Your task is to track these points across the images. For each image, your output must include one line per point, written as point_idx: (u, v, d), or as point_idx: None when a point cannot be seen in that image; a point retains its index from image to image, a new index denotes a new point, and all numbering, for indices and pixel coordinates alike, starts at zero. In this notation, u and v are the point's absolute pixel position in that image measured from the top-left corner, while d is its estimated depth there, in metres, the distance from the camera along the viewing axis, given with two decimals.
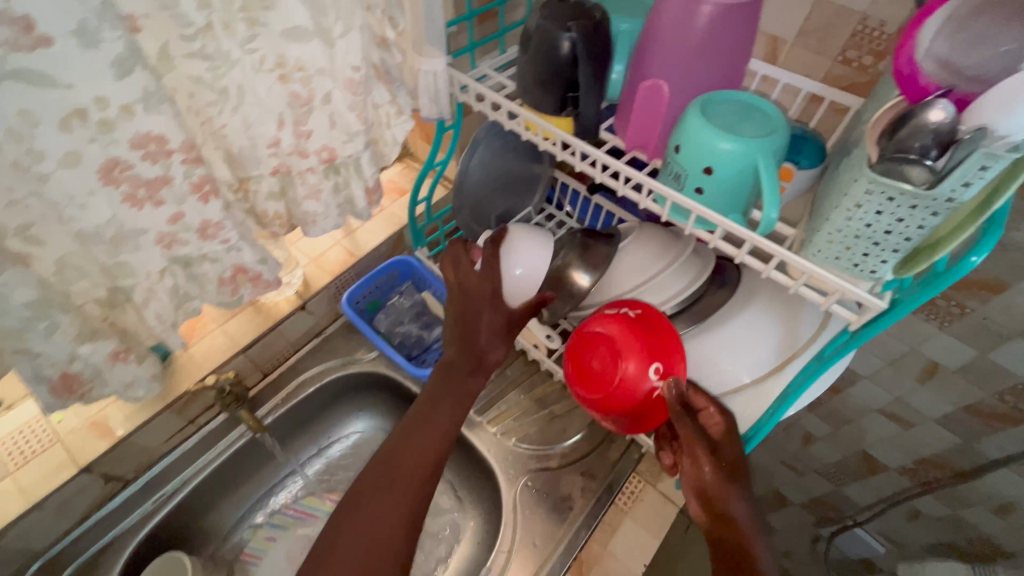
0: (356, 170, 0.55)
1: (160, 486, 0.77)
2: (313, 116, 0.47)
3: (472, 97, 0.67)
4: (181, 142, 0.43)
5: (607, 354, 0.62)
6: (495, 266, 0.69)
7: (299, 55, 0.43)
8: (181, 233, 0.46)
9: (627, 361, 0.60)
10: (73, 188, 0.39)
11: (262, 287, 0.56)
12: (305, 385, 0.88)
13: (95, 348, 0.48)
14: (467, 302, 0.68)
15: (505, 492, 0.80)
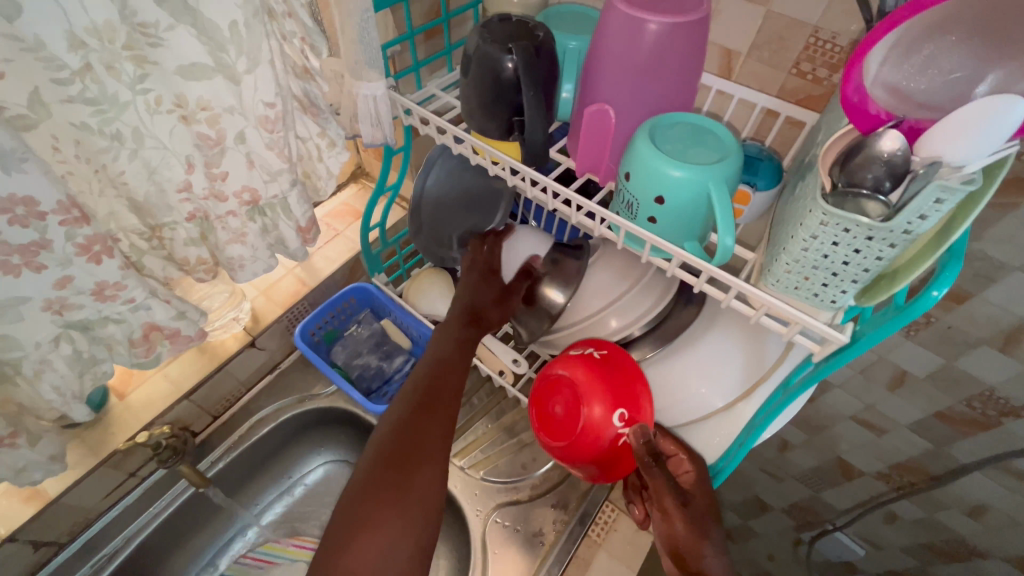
0: (283, 210, 0.56)
1: (100, 547, 0.71)
2: (226, 156, 0.48)
3: (417, 121, 0.63)
4: (55, 203, 0.42)
5: (571, 399, 0.62)
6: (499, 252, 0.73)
7: (200, 93, 0.44)
8: (73, 296, 0.46)
9: (592, 408, 0.59)
10: None
11: (181, 344, 0.57)
12: (258, 425, 0.83)
13: None
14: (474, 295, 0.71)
15: (474, 529, 0.77)
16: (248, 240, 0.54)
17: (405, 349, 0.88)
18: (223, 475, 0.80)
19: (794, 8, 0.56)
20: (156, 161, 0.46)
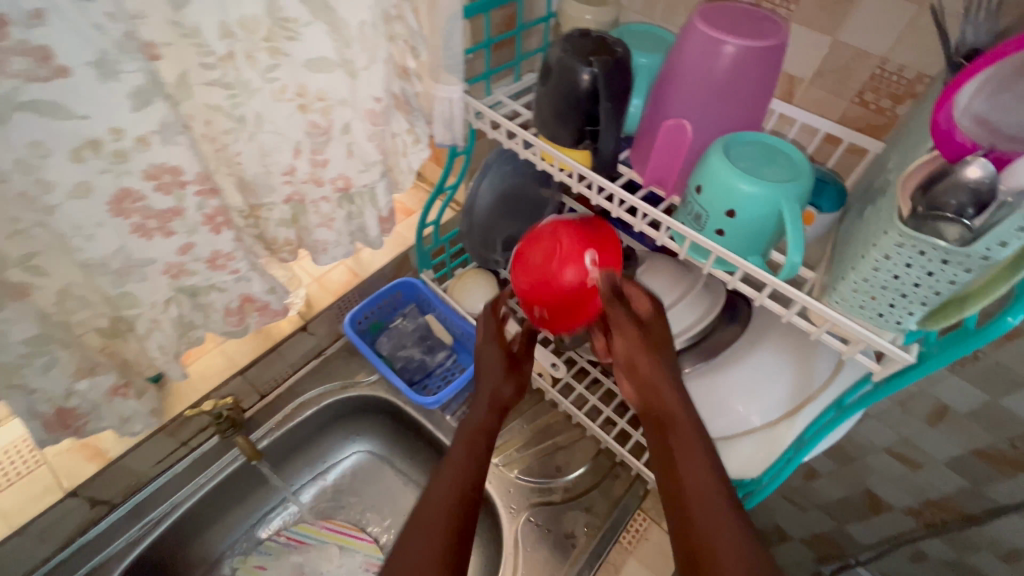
0: (370, 200, 0.53)
1: (149, 511, 0.74)
2: (330, 146, 0.46)
3: (486, 124, 0.67)
4: (196, 174, 0.41)
5: (544, 253, 0.58)
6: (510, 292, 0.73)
7: (321, 86, 0.42)
8: (190, 263, 0.44)
9: (565, 267, 0.56)
10: (82, 218, 0.37)
11: (270, 316, 0.52)
12: (302, 407, 0.85)
13: (92, 384, 0.45)
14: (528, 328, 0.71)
15: (507, 528, 0.77)
16: (336, 226, 0.52)
17: (447, 345, 0.90)
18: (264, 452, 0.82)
19: (861, 40, 0.58)
20: (270, 145, 0.43)
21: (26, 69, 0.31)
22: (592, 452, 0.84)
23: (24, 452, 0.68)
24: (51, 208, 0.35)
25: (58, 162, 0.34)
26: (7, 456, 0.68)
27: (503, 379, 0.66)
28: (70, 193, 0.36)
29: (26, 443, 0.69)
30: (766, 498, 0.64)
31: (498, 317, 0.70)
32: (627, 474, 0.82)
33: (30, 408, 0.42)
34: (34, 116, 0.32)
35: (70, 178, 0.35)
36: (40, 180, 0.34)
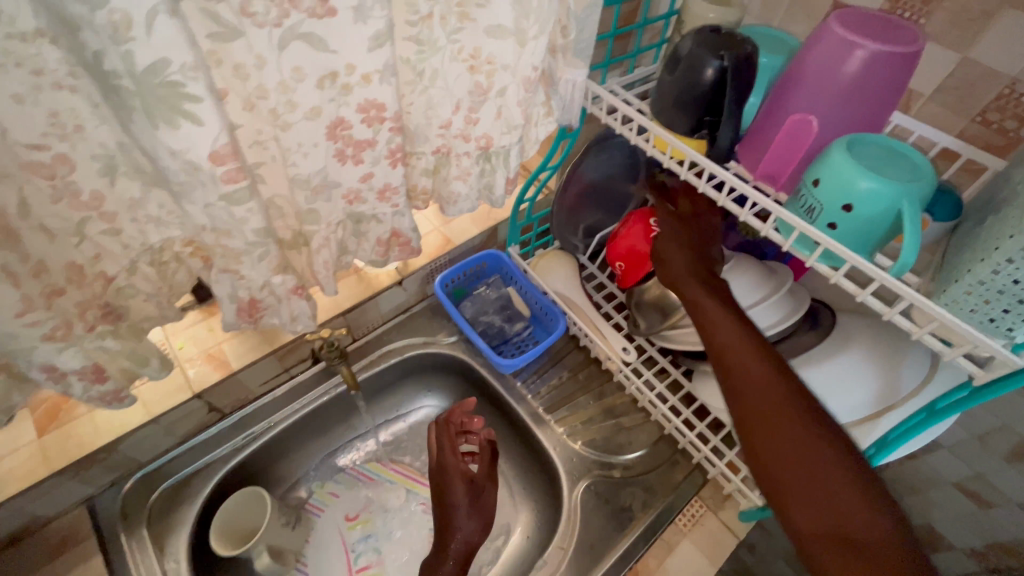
0: (504, 160, 0.57)
1: (251, 424, 0.83)
2: (485, 105, 0.51)
3: (602, 108, 0.71)
4: (395, 111, 0.42)
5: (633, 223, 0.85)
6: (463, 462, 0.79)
7: (493, 50, 0.47)
8: (365, 192, 0.47)
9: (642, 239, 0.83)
10: (305, 137, 0.39)
11: (409, 253, 0.55)
12: (388, 354, 0.93)
13: (285, 279, 0.45)
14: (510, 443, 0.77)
15: (567, 493, 0.81)
16: (470, 180, 0.57)
17: (525, 317, 0.97)
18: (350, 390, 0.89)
19: (993, 59, 0.57)
20: (437, 100, 0.49)
21: (310, 7, 0.33)
22: (654, 437, 0.87)
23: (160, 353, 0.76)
24: (288, 125, 0.38)
25: (306, 88, 0.37)
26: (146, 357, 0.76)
27: (469, 485, 0.78)
28: (306, 114, 0.38)
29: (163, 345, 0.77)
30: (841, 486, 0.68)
31: (453, 447, 0.80)
32: (687, 462, 0.84)
33: (234, 291, 0.44)
34: (304, 45, 0.35)
35: (309, 101, 0.37)
36: (288, 99, 0.37)
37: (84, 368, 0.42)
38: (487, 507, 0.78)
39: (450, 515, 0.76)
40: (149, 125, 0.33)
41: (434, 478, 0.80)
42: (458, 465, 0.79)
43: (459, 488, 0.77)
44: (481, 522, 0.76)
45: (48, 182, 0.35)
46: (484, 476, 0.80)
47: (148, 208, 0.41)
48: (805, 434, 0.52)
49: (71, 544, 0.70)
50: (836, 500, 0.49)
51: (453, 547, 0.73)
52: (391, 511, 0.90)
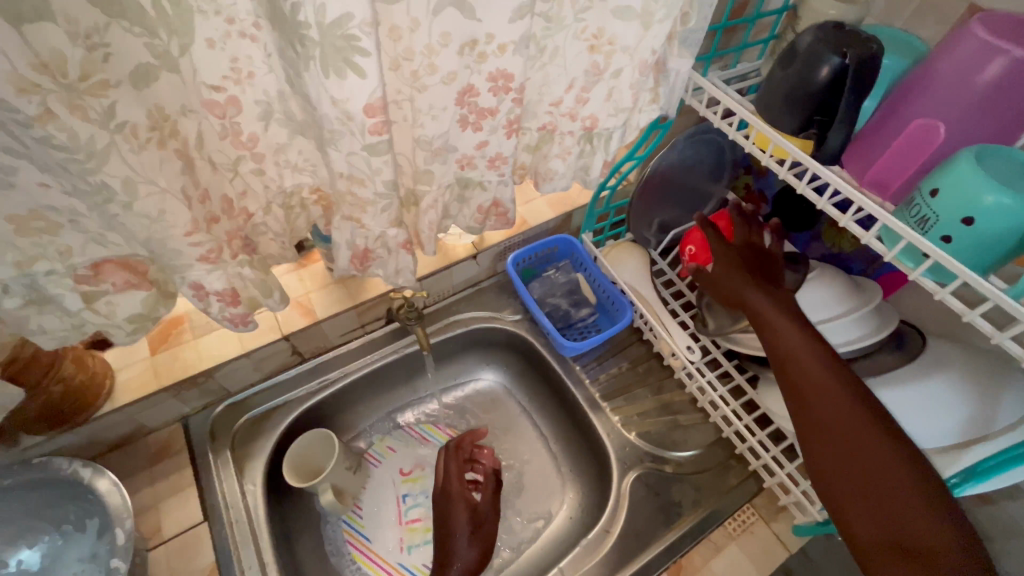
0: (605, 144, 0.59)
1: (326, 371, 0.89)
2: (598, 86, 0.52)
3: (703, 101, 0.70)
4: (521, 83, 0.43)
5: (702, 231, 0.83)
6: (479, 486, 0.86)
7: (616, 31, 0.47)
8: (478, 159, 0.49)
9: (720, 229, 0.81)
10: (437, 100, 0.42)
11: (504, 224, 0.58)
12: (455, 323, 0.96)
13: (397, 234, 0.48)
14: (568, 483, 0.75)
15: (617, 479, 0.82)
16: (569, 160, 0.59)
17: (591, 304, 0.98)
18: (416, 352, 0.93)
19: None
20: (553, 77, 0.51)
21: None
22: (710, 439, 0.86)
23: None
24: (425, 87, 0.40)
25: (448, 54, 0.39)
26: None
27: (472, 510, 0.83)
28: (443, 78, 0.40)
29: None
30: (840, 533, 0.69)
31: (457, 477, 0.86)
32: (742, 468, 0.83)
33: (351, 238, 0.47)
34: (455, 12, 0.37)
35: (449, 66, 0.40)
36: (430, 63, 0.39)
37: (225, 291, 0.44)
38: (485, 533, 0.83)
39: (449, 540, 0.80)
40: (322, 74, 0.33)
41: (437, 504, 0.84)
42: (464, 492, 0.84)
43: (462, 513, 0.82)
44: (481, 547, 0.81)
45: (218, 120, 0.39)
46: (488, 505, 0.85)
47: (288, 153, 0.45)
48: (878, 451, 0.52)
49: (167, 454, 0.78)
50: (910, 515, 0.49)
51: (453, 571, 0.77)
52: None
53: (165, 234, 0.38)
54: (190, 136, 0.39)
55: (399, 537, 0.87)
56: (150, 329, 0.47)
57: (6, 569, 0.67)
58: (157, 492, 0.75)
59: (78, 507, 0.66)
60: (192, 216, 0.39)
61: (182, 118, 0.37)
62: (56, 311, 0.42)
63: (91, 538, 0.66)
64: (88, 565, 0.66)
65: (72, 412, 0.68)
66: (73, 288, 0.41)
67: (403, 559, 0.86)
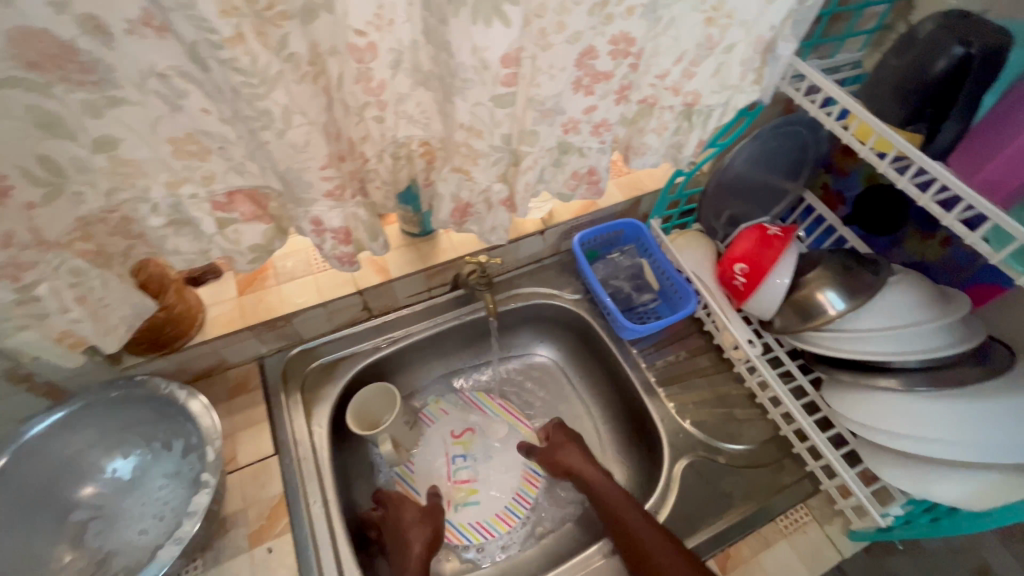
0: (702, 121, 0.59)
1: (391, 330, 0.92)
2: (708, 60, 0.52)
3: (801, 90, 0.69)
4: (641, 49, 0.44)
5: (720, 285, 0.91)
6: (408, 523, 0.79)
7: (737, 4, 0.47)
8: (583, 124, 0.50)
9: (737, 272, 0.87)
10: (559, 60, 0.42)
11: (593, 194, 0.58)
12: (515, 297, 0.97)
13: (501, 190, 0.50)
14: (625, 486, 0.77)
15: (668, 464, 0.82)
16: (664, 136, 0.59)
17: (654, 290, 0.98)
18: (476, 321, 0.96)
19: None
20: (663, 48, 0.50)
21: None
22: (765, 436, 0.85)
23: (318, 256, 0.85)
24: (550, 46, 0.41)
25: (580, 12, 0.40)
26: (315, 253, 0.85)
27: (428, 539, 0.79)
28: (569, 37, 0.41)
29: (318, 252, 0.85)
30: (935, 526, 0.67)
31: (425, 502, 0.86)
32: (797, 468, 0.82)
33: (457, 190, 0.50)
34: None
35: (577, 26, 0.41)
36: (560, 21, 0.40)
37: (340, 228, 0.47)
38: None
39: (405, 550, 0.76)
40: (470, 21, 0.36)
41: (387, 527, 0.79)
42: (427, 523, 0.81)
43: (415, 549, 0.76)
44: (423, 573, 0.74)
45: (357, 64, 0.41)
46: (423, 561, 0.75)
47: (408, 104, 0.47)
48: (633, 513, 0.73)
49: (244, 389, 0.84)
50: None
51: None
52: (491, 439, 0.97)
53: (304, 165, 0.41)
54: (332, 76, 0.41)
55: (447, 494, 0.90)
56: (266, 261, 0.51)
57: (100, 476, 0.71)
58: (233, 423, 0.80)
59: (169, 426, 0.72)
60: (327, 151, 0.42)
61: (330, 58, 0.40)
62: (191, 233, 0.46)
63: (178, 456, 0.72)
64: (174, 480, 0.71)
65: (170, 339, 0.73)
66: (210, 213, 0.45)
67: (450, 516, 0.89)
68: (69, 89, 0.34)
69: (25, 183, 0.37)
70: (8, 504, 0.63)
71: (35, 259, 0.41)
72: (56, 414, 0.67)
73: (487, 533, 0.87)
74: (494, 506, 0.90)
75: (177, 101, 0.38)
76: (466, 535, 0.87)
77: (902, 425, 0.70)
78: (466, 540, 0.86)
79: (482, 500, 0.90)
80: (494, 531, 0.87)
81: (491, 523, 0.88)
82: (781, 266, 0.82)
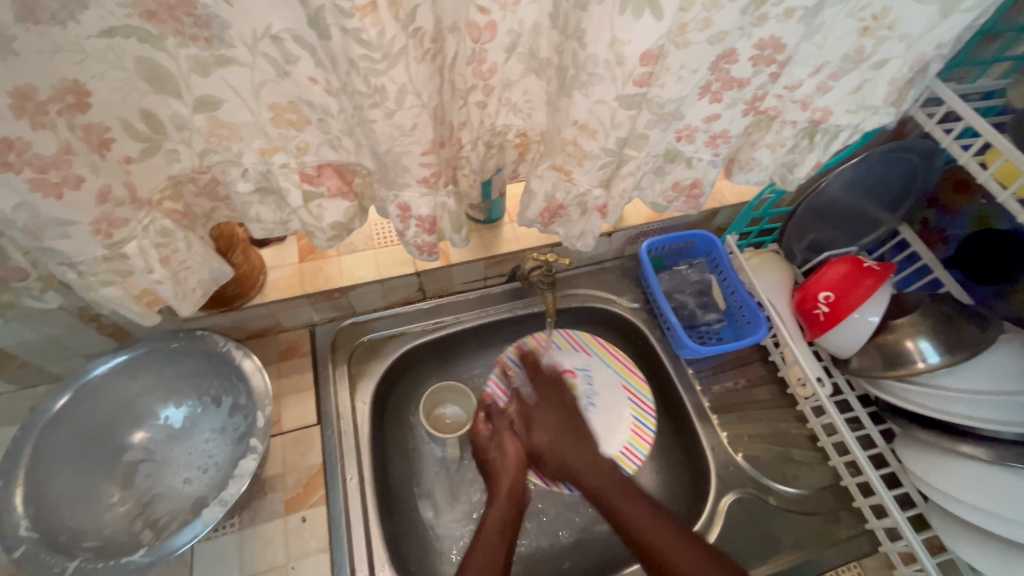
0: (824, 142, 0.53)
1: (442, 314, 0.90)
2: (851, 75, 0.46)
3: (930, 118, 0.62)
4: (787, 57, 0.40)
5: (792, 317, 0.86)
6: (488, 445, 0.81)
7: (902, 15, 0.41)
8: (699, 133, 0.46)
9: (816, 306, 0.81)
10: (695, 60, 0.38)
11: (690, 208, 0.54)
12: (571, 297, 0.93)
13: (599, 193, 0.47)
14: (586, 467, 0.79)
15: (712, 495, 0.78)
16: (779, 153, 0.53)
17: (720, 311, 0.92)
18: (529, 317, 0.93)
19: None
20: (802, 56, 0.45)
21: None
22: (822, 484, 0.80)
23: (379, 232, 0.83)
24: (687, 44, 0.37)
25: (732, 9, 0.35)
26: (377, 227, 0.84)
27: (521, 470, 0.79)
28: (712, 37, 0.37)
29: (381, 227, 0.83)
30: None
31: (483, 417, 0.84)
32: (855, 523, 0.76)
33: (553, 188, 0.47)
34: None
35: (725, 24, 0.36)
36: (707, 17, 0.35)
37: (426, 216, 0.45)
38: (502, 521, 0.74)
39: (494, 476, 0.79)
40: (617, 10, 0.32)
41: (481, 452, 0.81)
42: (515, 445, 0.81)
43: (500, 490, 0.77)
44: (509, 508, 0.75)
45: (472, 44, 0.38)
46: (507, 498, 0.76)
47: (514, 91, 0.43)
48: (632, 507, 0.73)
49: (293, 355, 0.84)
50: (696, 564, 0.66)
51: (493, 504, 0.76)
52: (595, 383, 0.91)
53: (406, 149, 0.38)
54: (447, 55, 0.38)
55: None
56: (344, 239, 0.49)
57: (153, 421, 0.73)
58: (281, 386, 0.81)
59: (220, 382, 0.72)
60: (432, 136, 0.39)
61: (449, 36, 0.37)
62: (275, 202, 0.45)
63: (225, 414, 0.72)
64: (220, 435, 0.72)
65: (233, 297, 0.73)
66: (298, 184, 0.43)
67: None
68: (180, 43, 0.34)
69: (126, 138, 0.38)
70: (68, 439, 0.65)
71: (127, 217, 0.41)
72: (119, 356, 0.68)
73: None
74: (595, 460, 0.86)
75: (286, 67, 0.36)
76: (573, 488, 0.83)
77: (982, 499, 0.63)
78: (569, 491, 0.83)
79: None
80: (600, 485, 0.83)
81: None
82: (865, 303, 0.76)
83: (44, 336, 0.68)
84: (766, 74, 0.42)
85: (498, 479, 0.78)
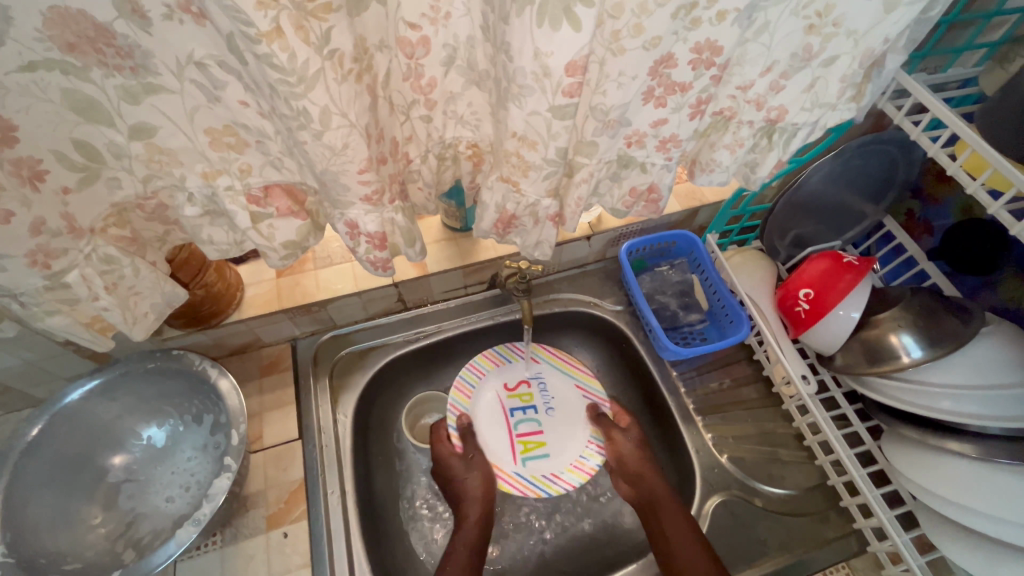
0: (784, 140, 0.52)
1: (424, 324, 0.90)
2: (802, 73, 0.46)
3: (897, 111, 0.61)
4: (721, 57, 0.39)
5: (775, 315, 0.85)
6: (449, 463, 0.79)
7: (845, 11, 0.41)
8: (649, 137, 0.45)
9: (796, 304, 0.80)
10: (631, 67, 0.37)
11: (651, 212, 0.53)
12: (555, 301, 0.93)
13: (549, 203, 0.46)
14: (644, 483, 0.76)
15: (698, 497, 0.78)
16: (738, 153, 0.52)
17: (702, 311, 0.91)
18: (510, 323, 0.92)
19: None
20: (751, 56, 0.44)
21: None
22: (810, 483, 0.79)
23: None
24: (621, 51, 0.36)
25: (662, 15, 0.34)
26: None
27: (487, 485, 0.78)
28: (646, 43, 0.36)
29: None
30: None
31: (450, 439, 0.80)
32: (844, 522, 0.75)
33: (504, 199, 0.47)
34: None
35: (656, 30, 0.35)
36: (638, 23, 0.35)
37: (376, 233, 0.45)
38: (467, 547, 0.72)
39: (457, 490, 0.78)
40: (535, 22, 0.32)
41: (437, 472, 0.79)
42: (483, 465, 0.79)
43: (470, 514, 0.75)
44: (477, 534, 0.73)
45: (406, 59, 0.39)
46: (476, 526, 0.74)
47: (458, 104, 0.44)
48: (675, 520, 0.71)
49: (275, 369, 0.84)
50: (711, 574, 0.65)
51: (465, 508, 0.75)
52: (549, 390, 0.88)
53: (342, 168, 0.38)
54: (380, 72, 0.39)
55: (513, 448, 0.81)
56: (298, 257, 0.50)
57: (135, 442, 0.73)
58: (262, 402, 0.81)
59: (201, 401, 0.72)
60: (368, 154, 0.39)
61: (378, 53, 0.37)
62: (227, 224, 0.47)
63: (206, 431, 0.73)
64: (201, 453, 0.72)
65: (208, 315, 0.73)
66: (244, 206, 0.44)
67: (521, 472, 0.80)
68: (106, 73, 0.35)
69: (61, 169, 0.40)
70: (48, 465, 0.65)
71: (66, 246, 0.43)
72: (94, 379, 0.69)
73: (567, 485, 0.79)
74: (565, 459, 0.81)
75: (215, 92, 0.38)
76: (546, 489, 0.78)
77: (966, 497, 0.62)
78: (546, 495, 0.78)
79: (552, 453, 0.82)
80: (572, 481, 0.79)
81: (570, 475, 0.79)
82: (846, 298, 0.75)
83: (23, 361, 0.69)
84: (709, 76, 0.42)
85: (468, 503, 0.76)
